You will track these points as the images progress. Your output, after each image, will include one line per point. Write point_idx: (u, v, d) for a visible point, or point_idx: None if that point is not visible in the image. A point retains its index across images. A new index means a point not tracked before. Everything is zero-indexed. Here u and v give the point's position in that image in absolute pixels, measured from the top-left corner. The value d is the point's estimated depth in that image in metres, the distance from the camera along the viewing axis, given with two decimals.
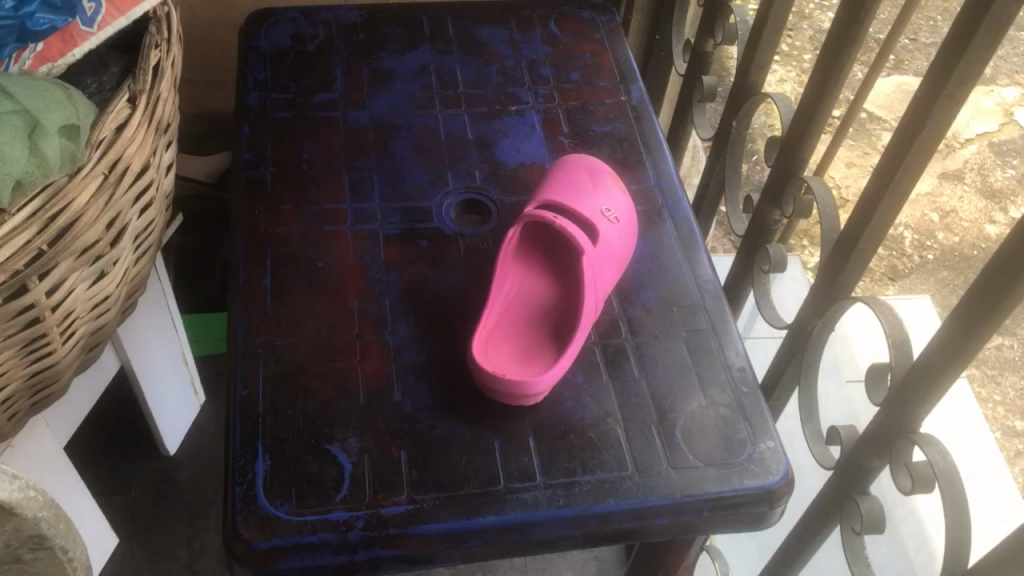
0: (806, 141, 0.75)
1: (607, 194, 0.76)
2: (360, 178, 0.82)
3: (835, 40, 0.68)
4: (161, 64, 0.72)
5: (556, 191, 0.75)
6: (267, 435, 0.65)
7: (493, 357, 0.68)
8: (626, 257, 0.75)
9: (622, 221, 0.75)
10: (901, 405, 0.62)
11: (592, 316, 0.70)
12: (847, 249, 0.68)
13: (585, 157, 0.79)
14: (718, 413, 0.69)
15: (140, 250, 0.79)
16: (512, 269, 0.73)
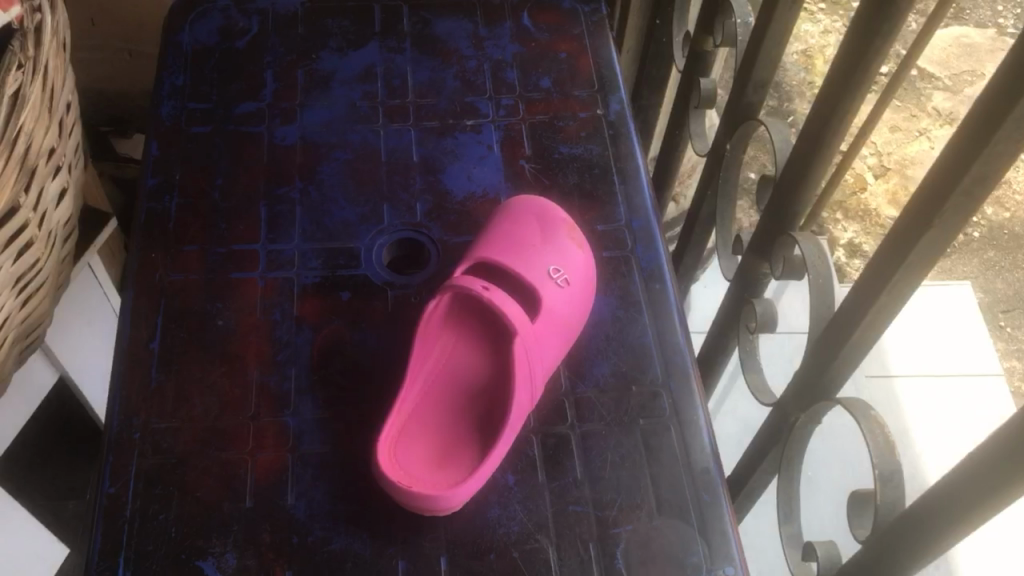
0: (805, 186, 0.62)
1: (557, 251, 0.63)
2: (279, 211, 0.71)
3: (838, 81, 0.55)
4: (23, 89, 0.60)
5: (496, 247, 0.63)
6: (130, 547, 0.56)
7: (404, 462, 0.57)
8: (577, 328, 0.63)
9: (572, 286, 0.62)
10: (887, 555, 0.50)
11: (525, 412, 0.58)
12: (835, 343, 0.56)
13: (535, 201, 0.66)
14: (672, 531, 0.58)
15: (26, 291, 0.69)
16: (439, 343, 0.61)
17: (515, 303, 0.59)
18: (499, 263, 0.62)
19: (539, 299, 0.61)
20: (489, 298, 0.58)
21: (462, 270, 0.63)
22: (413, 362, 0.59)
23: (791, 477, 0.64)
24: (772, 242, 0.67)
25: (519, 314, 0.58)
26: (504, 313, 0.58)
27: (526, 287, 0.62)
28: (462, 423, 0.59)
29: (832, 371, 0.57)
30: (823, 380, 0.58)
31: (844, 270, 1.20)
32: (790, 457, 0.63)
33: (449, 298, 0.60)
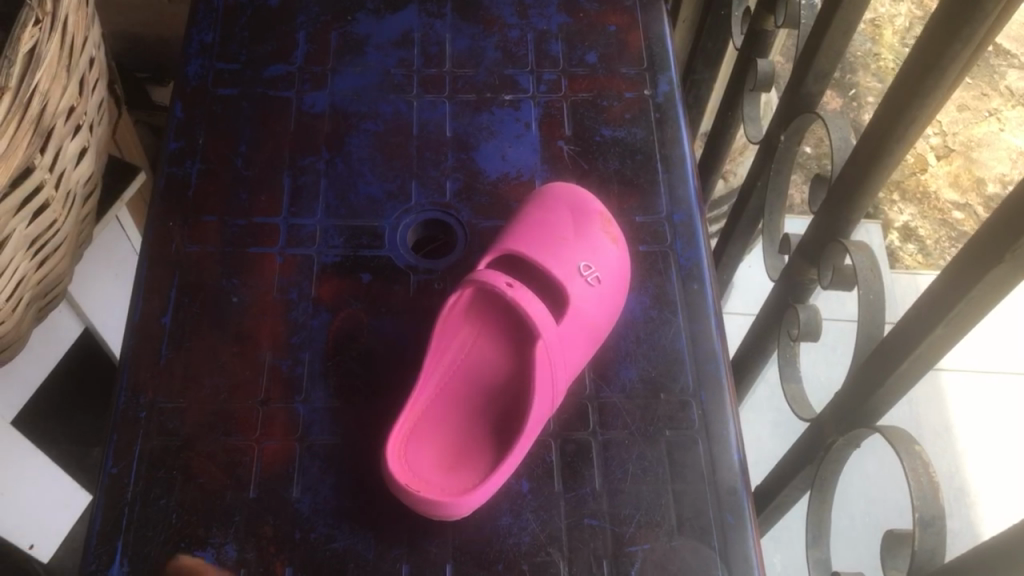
0: (865, 191, 0.57)
1: (590, 246, 0.60)
2: (303, 182, 0.68)
3: (909, 84, 0.49)
4: (38, 46, 0.56)
5: (525, 239, 0.59)
6: (130, 531, 0.54)
7: (413, 465, 0.54)
8: (605, 330, 0.59)
9: (602, 285, 0.58)
10: None
11: (543, 419, 0.55)
12: (880, 370, 0.51)
13: (570, 190, 0.63)
14: (692, 553, 0.55)
15: (42, 252, 0.67)
16: (457, 337, 0.58)
17: (540, 303, 0.55)
18: (528, 257, 0.58)
19: (567, 299, 0.57)
20: (513, 297, 0.54)
21: (487, 261, 0.59)
22: (430, 358, 0.56)
23: (822, 499, 0.60)
24: (821, 247, 0.62)
25: (544, 316, 0.54)
26: (528, 314, 0.54)
27: (554, 283, 0.58)
28: (477, 425, 0.56)
29: (875, 397, 0.53)
30: (864, 407, 0.54)
31: (897, 254, 1.14)
32: (824, 477, 0.59)
33: (471, 293, 0.57)
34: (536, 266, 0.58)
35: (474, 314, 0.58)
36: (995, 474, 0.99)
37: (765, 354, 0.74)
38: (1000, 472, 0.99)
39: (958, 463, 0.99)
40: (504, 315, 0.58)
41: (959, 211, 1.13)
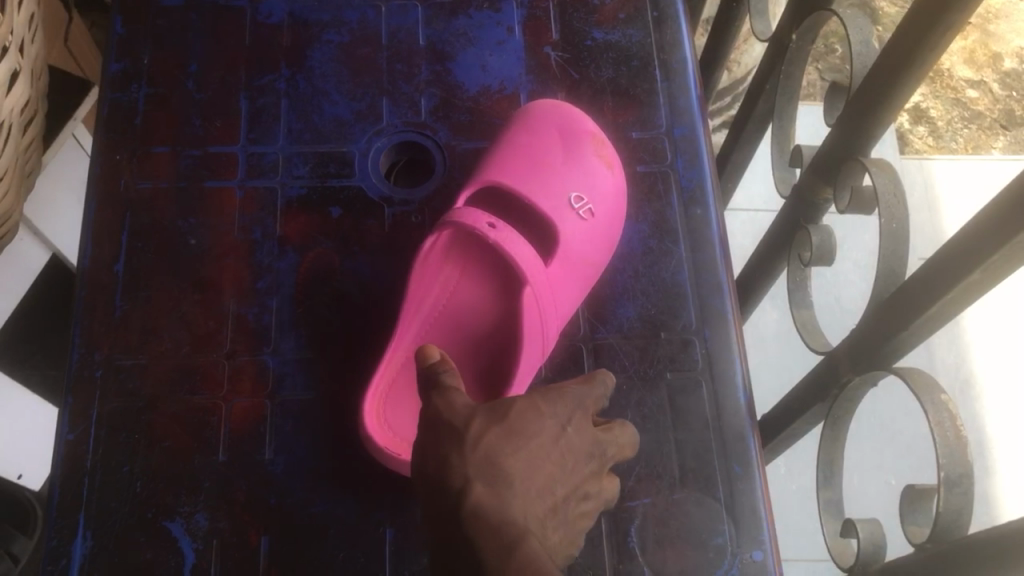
0: (890, 106, 0.50)
1: (582, 174, 0.54)
2: (262, 105, 0.61)
3: None
4: None
5: (510, 169, 0.53)
6: (92, 503, 0.51)
7: (394, 424, 0.49)
8: (600, 268, 0.54)
9: (596, 219, 0.53)
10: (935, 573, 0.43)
11: (534, 370, 0.50)
12: (904, 312, 0.46)
13: (559, 109, 0.56)
14: (696, 507, 0.52)
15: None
16: (439, 279, 0.53)
17: (527, 244, 0.49)
18: (513, 189, 0.52)
19: (557, 235, 0.52)
20: (496, 239, 0.48)
21: (469, 195, 0.53)
22: (409, 305, 0.51)
23: (835, 437, 0.56)
24: (838, 166, 0.56)
25: (532, 258, 0.49)
26: (513, 257, 0.49)
27: (543, 218, 0.52)
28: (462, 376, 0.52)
29: (897, 338, 0.48)
30: (884, 347, 0.49)
31: (905, 137, 1.00)
32: (837, 415, 0.55)
33: (452, 231, 0.51)
34: (523, 200, 0.53)
35: (457, 252, 0.53)
36: (1003, 358, 0.87)
37: (777, 272, 0.68)
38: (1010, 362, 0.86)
39: (964, 352, 0.87)
40: (490, 254, 0.52)
41: (973, 90, 1.03)
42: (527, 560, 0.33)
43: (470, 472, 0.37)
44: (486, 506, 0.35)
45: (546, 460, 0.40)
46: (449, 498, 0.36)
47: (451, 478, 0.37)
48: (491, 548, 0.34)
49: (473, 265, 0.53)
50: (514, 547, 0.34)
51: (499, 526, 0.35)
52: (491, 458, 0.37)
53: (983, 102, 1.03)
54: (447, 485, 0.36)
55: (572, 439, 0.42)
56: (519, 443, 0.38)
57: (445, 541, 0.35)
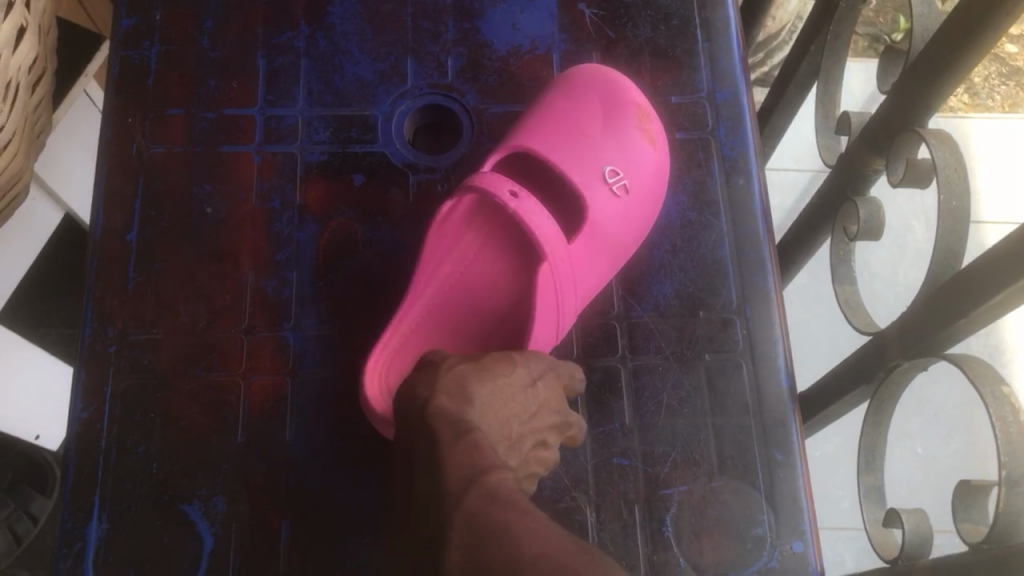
0: (952, 76, 0.46)
1: (616, 145, 0.50)
2: (281, 65, 0.57)
3: None
4: None
5: (540, 134, 0.50)
6: (107, 484, 0.49)
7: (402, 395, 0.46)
8: (630, 246, 0.51)
9: (627, 197, 0.50)
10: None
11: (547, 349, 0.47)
12: (962, 300, 0.43)
13: (603, 74, 0.52)
14: (733, 496, 0.49)
15: (12, 171, 0.58)
16: (458, 246, 0.50)
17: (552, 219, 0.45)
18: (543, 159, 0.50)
19: (586, 208, 0.49)
20: (517, 210, 0.44)
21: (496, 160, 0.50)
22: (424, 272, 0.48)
23: (879, 422, 0.53)
24: (892, 137, 0.53)
25: (557, 236, 0.45)
26: (536, 231, 0.44)
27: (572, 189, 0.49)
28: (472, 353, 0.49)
29: (952, 325, 0.45)
30: (937, 333, 0.46)
31: None
32: (882, 400, 0.52)
33: (476, 198, 0.48)
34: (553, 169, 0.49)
35: (479, 221, 0.50)
36: None
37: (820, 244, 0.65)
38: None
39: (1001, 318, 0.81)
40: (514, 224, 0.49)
41: (1013, 45, 0.94)
42: (477, 448, 0.35)
43: (439, 387, 0.38)
44: (447, 409, 0.37)
45: (515, 398, 0.40)
46: (417, 407, 0.38)
47: (422, 388, 0.38)
48: (448, 435, 0.35)
49: (497, 234, 0.50)
50: (467, 437, 0.35)
51: (456, 419, 0.36)
52: (459, 378, 0.39)
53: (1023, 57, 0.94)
54: (414, 395, 0.38)
55: (541, 394, 0.42)
56: (487, 376, 0.40)
57: (408, 436, 0.37)
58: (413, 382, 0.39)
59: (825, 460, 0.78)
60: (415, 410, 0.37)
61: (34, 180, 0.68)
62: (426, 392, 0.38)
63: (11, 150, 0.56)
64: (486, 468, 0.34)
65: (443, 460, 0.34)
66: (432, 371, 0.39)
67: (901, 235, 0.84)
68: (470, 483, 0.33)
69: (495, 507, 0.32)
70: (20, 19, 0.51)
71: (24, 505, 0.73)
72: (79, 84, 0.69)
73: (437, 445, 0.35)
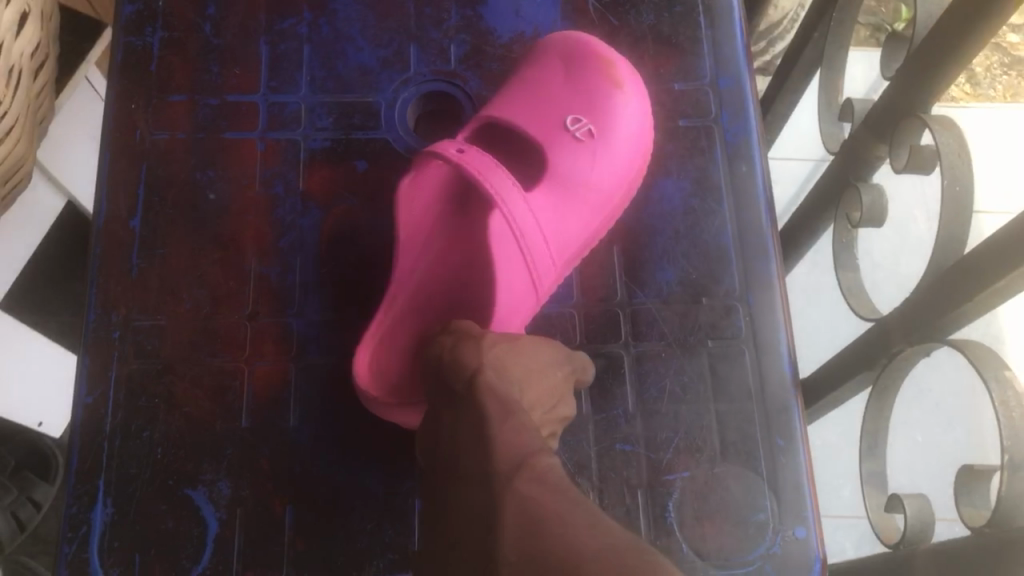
0: (954, 63, 0.47)
1: (583, 102, 0.51)
2: (283, 51, 0.57)
3: None
4: None
5: (508, 104, 0.51)
6: (112, 469, 0.49)
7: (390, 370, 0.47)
8: (608, 202, 0.51)
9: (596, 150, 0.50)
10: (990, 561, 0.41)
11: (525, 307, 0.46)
12: (965, 285, 0.43)
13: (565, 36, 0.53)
14: (737, 482, 0.50)
15: (14, 158, 0.58)
16: (437, 222, 0.51)
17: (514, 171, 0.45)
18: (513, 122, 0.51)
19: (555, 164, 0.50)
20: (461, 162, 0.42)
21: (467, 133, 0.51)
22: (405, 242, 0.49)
23: (881, 409, 0.53)
24: (893, 124, 0.53)
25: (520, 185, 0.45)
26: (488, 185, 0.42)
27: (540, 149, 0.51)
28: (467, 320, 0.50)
29: (956, 311, 0.45)
30: (941, 318, 0.46)
31: None
32: (885, 386, 0.52)
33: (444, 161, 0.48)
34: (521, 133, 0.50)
35: (457, 187, 0.50)
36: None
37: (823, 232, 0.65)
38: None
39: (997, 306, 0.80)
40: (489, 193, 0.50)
41: (1015, 34, 0.92)
42: (524, 432, 0.36)
43: (482, 361, 0.39)
44: (495, 391, 0.38)
45: (540, 383, 0.42)
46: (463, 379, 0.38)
47: (466, 360, 0.39)
48: (496, 415, 0.37)
49: (472, 205, 0.51)
50: (515, 421, 0.37)
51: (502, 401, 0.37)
52: (501, 360, 0.40)
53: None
54: (461, 367, 0.39)
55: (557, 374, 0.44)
56: (522, 360, 0.41)
57: (453, 409, 0.38)
58: (452, 351, 0.40)
59: (826, 449, 0.78)
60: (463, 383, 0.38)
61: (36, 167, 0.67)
62: (474, 366, 0.38)
63: (13, 136, 0.56)
64: (534, 453, 0.35)
65: (495, 439, 0.35)
66: (476, 344, 0.40)
67: (902, 224, 0.84)
68: (521, 466, 0.34)
69: (546, 492, 0.33)
70: (22, 5, 0.51)
71: (28, 492, 0.73)
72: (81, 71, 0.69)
73: (488, 427, 0.36)
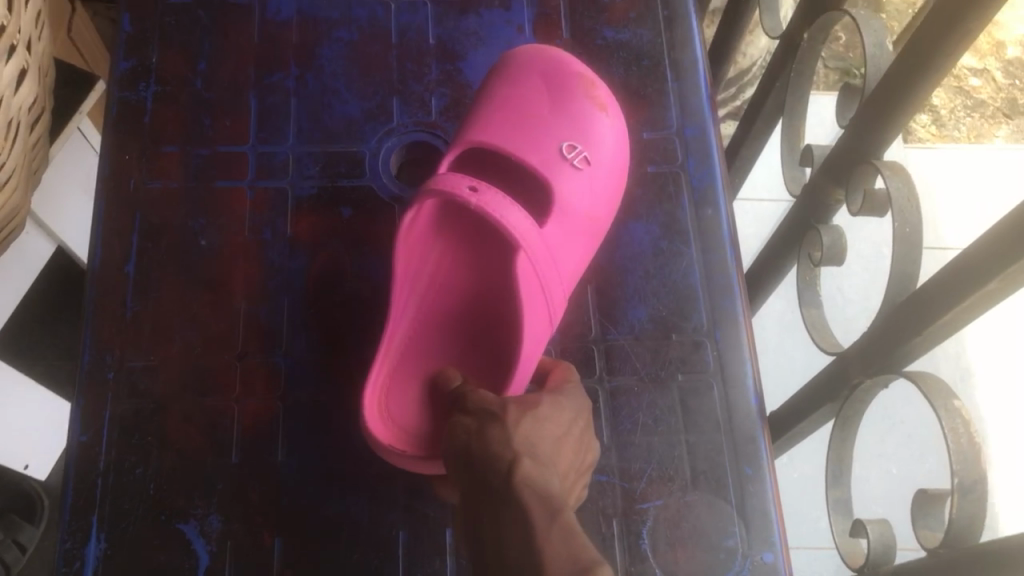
0: (900, 111, 0.50)
1: (568, 119, 0.54)
2: (272, 104, 0.60)
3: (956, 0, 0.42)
4: None
5: (492, 124, 0.53)
6: (106, 505, 0.51)
7: (399, 417, 0.48)
8: (603, 216, 0.53)
9: (587, 165, 0.52)
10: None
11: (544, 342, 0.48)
12: (918, 319, 0.45)
13: (542, 52, 0.56)
14: (706, 508, 0.52)
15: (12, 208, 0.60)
16: (430, 253, 0.52)
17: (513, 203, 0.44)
18: (502, 145, 0.52)
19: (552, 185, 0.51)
20: (480, 203, 0.43)
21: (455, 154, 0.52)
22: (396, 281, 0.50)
23: (844, 439, 0.56)
24: (849, 169, 0.56)
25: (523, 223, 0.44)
26: (505, 223, 0.44)
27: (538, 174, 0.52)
28: (464, 337, 0.52)
29: (909, 343, 0.47)
30: (896, 350, 0.48)
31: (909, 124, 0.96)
32: (847, 416, 0.54)
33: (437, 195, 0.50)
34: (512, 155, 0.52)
35: (440, 221, 0.52)
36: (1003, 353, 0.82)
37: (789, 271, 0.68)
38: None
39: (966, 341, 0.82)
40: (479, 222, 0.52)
41: (976, 77, 0.97)
42: (574, 535, 0.36)
43: (515, 450, 0.39)
44: (534, 481, 0.38)
45: (567, 449, 0.43)
46: (502, 468, 0.38)
47: (502, 450, 0.39)
48: (541, 515, 0.37)
49: (463, 234, 0.53)
50: (560, 521, 0.37)
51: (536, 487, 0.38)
52: (529, 437, 0.40)
53: (985, 90, 0.98)
54: (495, 459, 0.39)
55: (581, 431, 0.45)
56: (542, 429, 0.41)
57: (489, 506, 0.38)
58: (478, 432, 0.40)
59: (801, 481, 0.80)
60: (499, 478, 0.38)
61: (30, 215, 0.70)
62: (510, 457, 0.39)
63: (11, 186, 0.58)
64: (586, 555, 0.35)
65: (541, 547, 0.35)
66: (502, 427, 0.40)
67: (870, 261, 0.88)
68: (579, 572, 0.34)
69: None
70: (22, 62, 0.54)
71: (14, 535, 0.74)
72: (74, 124, 0.72)
73: (533, 526, 0.36)
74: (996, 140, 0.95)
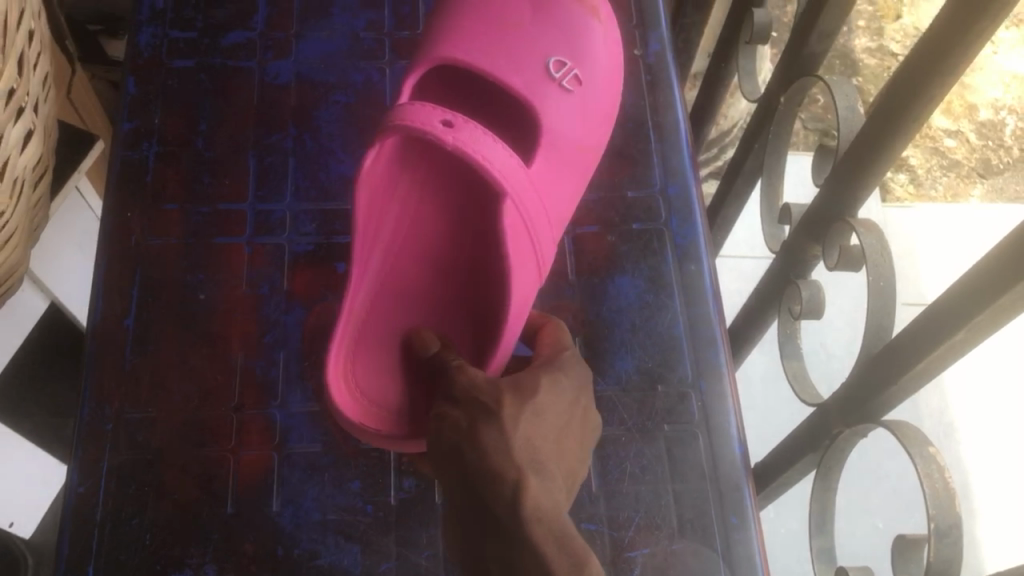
0: (869, 170, 0.52)
1: (553, 31, 0.55)
2: (270, 163, 0.63)
3: (917, 70, 0.44)
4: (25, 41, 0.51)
5: (472, 36, 0.55)
6: (102, 554, 0.52)
7: (375, 358, 0.51)
8: (591, 139, 0.55)
9: (571, 82, 0.54)
10: None
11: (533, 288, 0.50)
12: (894, 368, 0.47)
13: None
14: (693, 556, 0.53)
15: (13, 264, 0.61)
16: (398, 190, 0.54)
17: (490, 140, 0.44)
18: (479, 53, 0.54)
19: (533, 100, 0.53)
20: (454, 138, 0.43)
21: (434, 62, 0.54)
22: (363, 240, 0.51)
23: (826, 488, 0.57)
24: (825, 224, 0.58)
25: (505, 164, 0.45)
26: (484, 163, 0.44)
27: (524, 93, 0.53)
28: (426, 268, 0.56)
29: (886, 391, 0.49)
30: (874, 399, 0.50)
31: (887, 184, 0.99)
32: (828, 466, 0.56)
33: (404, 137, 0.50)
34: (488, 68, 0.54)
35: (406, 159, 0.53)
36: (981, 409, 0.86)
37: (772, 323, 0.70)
38: (998, 414, 0.86)
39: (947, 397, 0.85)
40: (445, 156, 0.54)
41: (950, 139, 1.00)
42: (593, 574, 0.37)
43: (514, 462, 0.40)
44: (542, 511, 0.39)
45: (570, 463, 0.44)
46: (507, 493, 0.39)
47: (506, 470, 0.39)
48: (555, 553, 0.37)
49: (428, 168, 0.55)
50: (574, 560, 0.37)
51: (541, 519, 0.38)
52: (529, 441, 0.41)
53: (960, 150, 1.01)
54: (500, 481, 0.39)
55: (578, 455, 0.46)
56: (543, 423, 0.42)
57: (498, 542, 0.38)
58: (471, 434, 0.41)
59: (787, 535, 0.81)
60: (506, 502, 0.38)
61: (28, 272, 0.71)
62: (514, 477, 0.39)
63: (15, 242, 0.60)
64: None
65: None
66: (498, 428, 0.41)
67: (849, 316, 0.89)
68: None
69: None
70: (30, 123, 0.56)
71: None
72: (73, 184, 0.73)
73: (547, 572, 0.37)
74: (971, 200, 0.98)
